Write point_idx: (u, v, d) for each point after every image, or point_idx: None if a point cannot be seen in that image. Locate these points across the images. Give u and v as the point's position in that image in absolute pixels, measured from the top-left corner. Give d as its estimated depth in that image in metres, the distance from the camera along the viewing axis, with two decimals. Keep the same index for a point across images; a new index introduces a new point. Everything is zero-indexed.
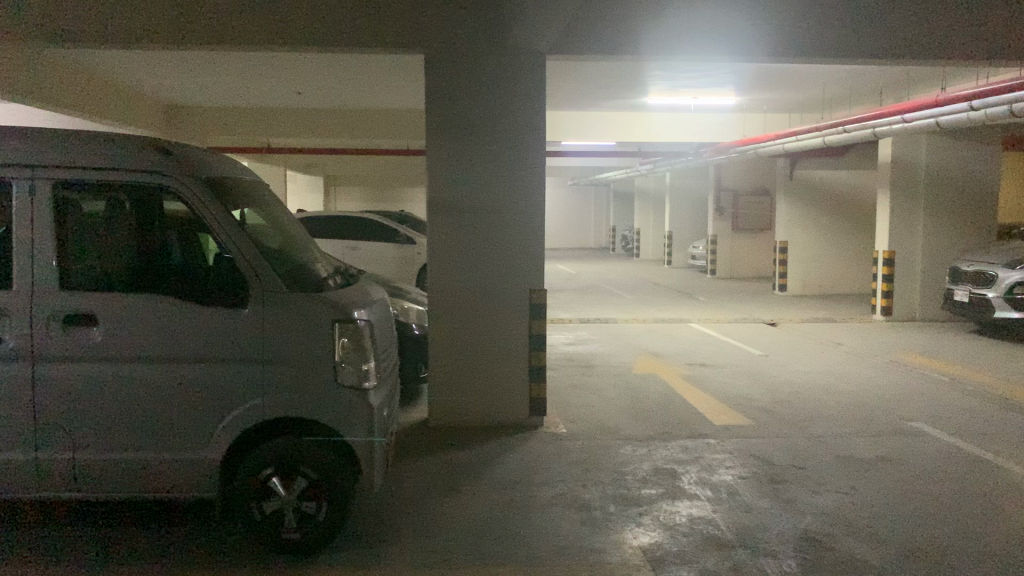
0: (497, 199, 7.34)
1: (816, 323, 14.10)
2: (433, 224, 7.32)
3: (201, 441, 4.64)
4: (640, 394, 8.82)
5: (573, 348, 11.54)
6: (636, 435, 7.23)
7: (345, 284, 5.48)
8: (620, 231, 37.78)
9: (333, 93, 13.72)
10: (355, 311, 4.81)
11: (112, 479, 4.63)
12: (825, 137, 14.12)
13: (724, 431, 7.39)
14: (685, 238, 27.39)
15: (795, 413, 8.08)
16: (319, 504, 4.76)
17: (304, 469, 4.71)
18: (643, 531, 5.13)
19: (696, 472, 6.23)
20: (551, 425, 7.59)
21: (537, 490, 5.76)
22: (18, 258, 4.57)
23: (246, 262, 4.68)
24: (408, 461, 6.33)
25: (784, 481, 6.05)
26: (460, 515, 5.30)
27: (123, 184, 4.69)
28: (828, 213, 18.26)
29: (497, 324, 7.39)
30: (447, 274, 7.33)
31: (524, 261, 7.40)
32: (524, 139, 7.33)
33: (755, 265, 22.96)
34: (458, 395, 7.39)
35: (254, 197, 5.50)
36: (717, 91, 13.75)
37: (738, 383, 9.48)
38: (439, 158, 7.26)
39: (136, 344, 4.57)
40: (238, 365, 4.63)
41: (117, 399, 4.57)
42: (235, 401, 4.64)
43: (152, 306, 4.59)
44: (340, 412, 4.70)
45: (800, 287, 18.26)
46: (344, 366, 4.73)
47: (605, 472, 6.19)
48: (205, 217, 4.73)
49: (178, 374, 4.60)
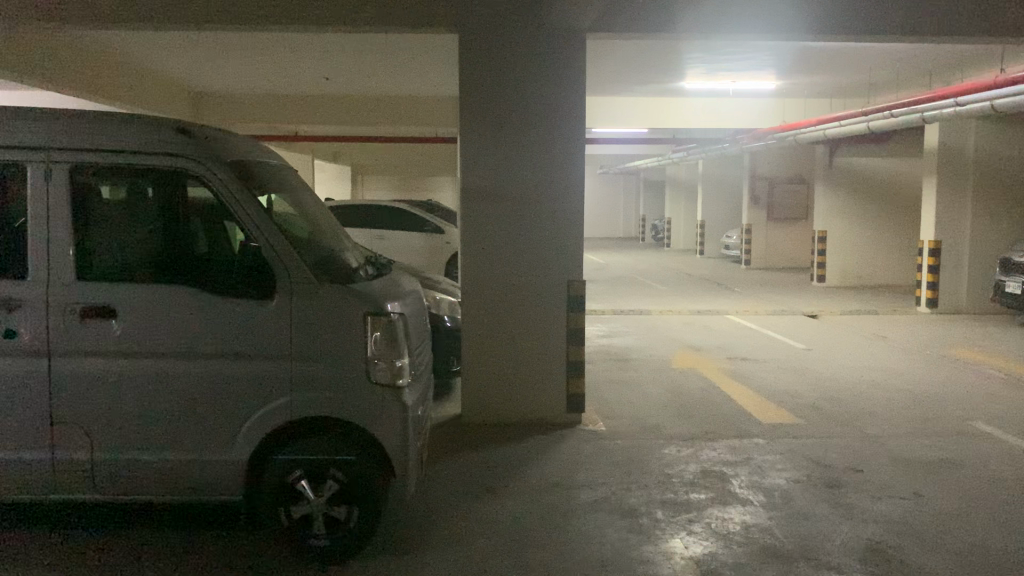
0: (535, 187, 7.01)
1: (859, 315, 13.62)
2: (466, 213, 7.00)
3: (226, 442, 4.37)
4: (682, 390, 8.46)
5: (608, 341, 11.18)
6: (680, 434, 6.88)
7: (376, 274, 5.19)
8: (650, 221, 37.26)
9: (360, 78, 13.45)
10: (388, 304, 4.50)
11: (131, 481, 4.37)
12: (870, 122, 13.60)
13: (772, 430, 7.01)
14: (718, 227, 26.86)
15: (846, 411, 7.68)
16: (350, 511, 4.47)
17: (334, 472, 4.41)
18: (694, 540, 4.80)
19: (746, 475, 5.88)
20: (589, 422, 7.26)
21: (579, 493, 5.45)
22: (33, 247, 4.30)
23: (274, 251, 4.39)
24: (442, 460, 6.03)
25: (841, 486, 5.68)
26: (498, 520, 5.00)
27: (144, 168, 4.41)
28: (869, 202, 17.69)
29: (533, 317, 7.06)
30: (480, 265, 7.01)
31: (563, 252, 7.06)
32: (565, 124, 6.99)
33: (791, 256, 22.43)
34: (492, 391, 7.08)
35: (280, 181, 5.21)
36: (758, 74, 13.28)
37: (783, 378, 9.08)
38: (473, 143, 6.94)
39: (157, 338, 4.30)
40: (266, 362, 4.35)
41: (139, 397, 4.31)
42: (262, 400, 4.36)
43: (176, 298, 4.32)
44: (373, 412, 4.39)
45: (838, 278, 17.75)
46: (377, 363, 4.42)
47: (650, 474, 5.86)
48: (232, 205, 4.44)
49: (202, 370, 4.33)
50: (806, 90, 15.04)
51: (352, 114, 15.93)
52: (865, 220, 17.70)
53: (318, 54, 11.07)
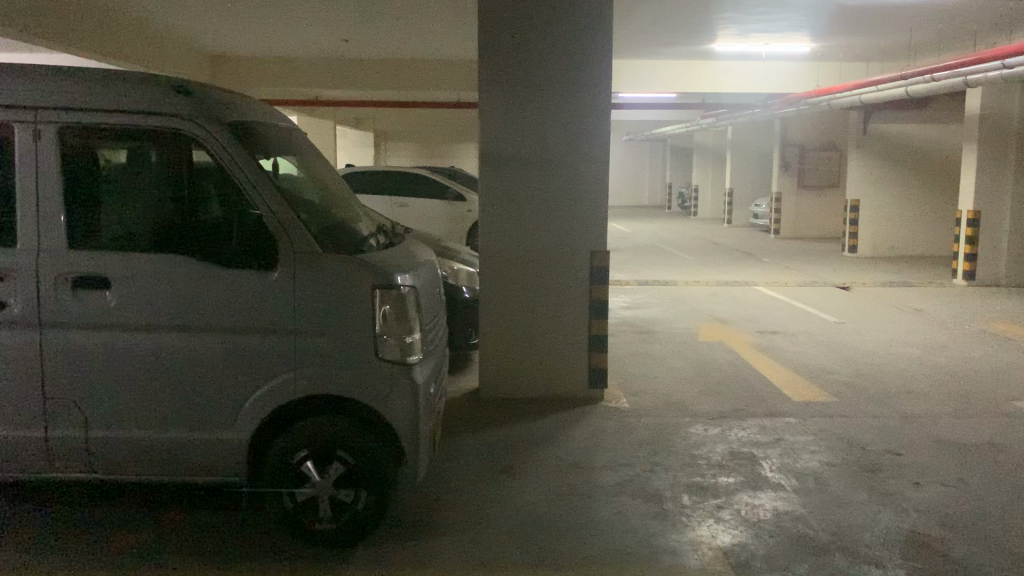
0: (557, 152, 6.67)
1: (893, 287, 13.17)
2: (485, 178, 6.68)
3: (227, 421, 4.14)
4: (709, 364, 8.14)
5: (632, 313, 10.87)
6: (707, 412, 6.57)
7: (388, 244, 4.90)
8: (677, 188, 36.66)
9: (379, 40, 13.07)
10: (398, 276, 4.21)
11: (128, 460, 4.15)
12: (909, 87, 13.04)
13: (805, 409, 6.69)
14: (746, 195, 26.30)
15: (882, 389, 7.32)
16: (358, 494, 4.24)
17: (341, 453, 4.18)
18: (722, 528, 4.51)
19: (778, 458, 5.57)
20: (612, 398, 6.97)
21: (601, 476, 5.17)
22: (22, 213, 4.06)
23: (276, 219, 4.12)
24: (456, 438, 5.79)
25: (879, 470, 5.36)
26: (514, 505, 4.74)
27: (141, 130, 4.14)
28: (904, 169, 17.11)
29: (554, 290, 6.76)
30: (499, 234, 6.71)
31: (586, 220, 6.73)
32: (590, 85, 6.62)
33: (821, 225, 21.87)
34: (511, 366, 6.81)
35: (288, 144, 4.92)
36: (792, 34, 12.74)
37: (814, 353, 8.72)
38: (492, 106, 6.61)
39: (153, 311, 4.05)
40: (268, 336, 4.10)
41: (134, 373, 4.08)
42: (264, 377, 4.11)
43: (173, 269, 4.07)
44: (382, 391, 4.13)
45: (871, 248, 17.24)
46: (385, 339, 4.14)
47: (676, 456, 5.57)
48: (232, 170, 4.16)
49: (202, 344, 4.09)
50: (842, 53, 14.46)
51: (371, 78, 15.59)
52: (900, 189, 17.15)
53: (334, 14, 10.71)
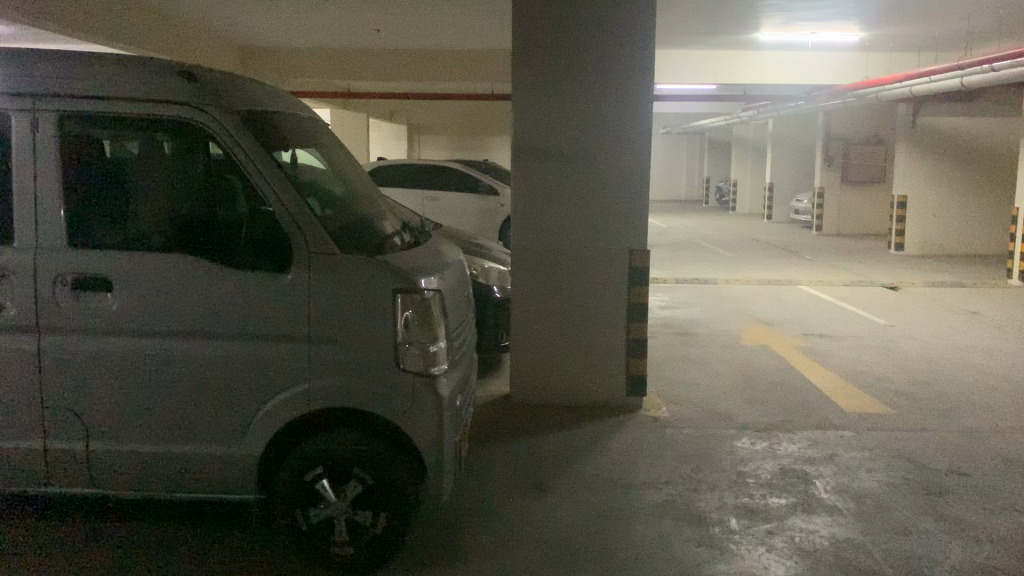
0: (596, 145, 6.28)
1: (943, 287, 12.59)
2: (518, 173, 6.31)
3: (237, 434, 3.82)
4: (753, 369, 7.71)
5: (670, 313, 10.45)
6: (752, 423, 6.16)
7: (413, 243, 4.55)
8: (714, 182, 35.96)
9: (412, 30, 12.74)
10: (423, 279, 3.86)
11: (131, 476, 3.86)
12: (964, 77, 12.43)
13: (858, 421, 6.25)
14: (786, 190, 25.64)
15: (941, 399, 6.84)
16: (377, 516, 3.90)
17: (357, 472, 3.84)
18: (774, 558, 4.12)
19: (833, 476, 5.15)
20: (651, 406, 6.58)
21: (641, 495, 4.80)
22: (19, 209, 3.76)
23: (290, 216, 3.79)
24: (484, 450, 5.44)
25: (945, 493, 4.91)
26: (546, 527, 4.38)
27: (148, 120, 3.83)
28: (954, 164, 16.44)
29: (591, 289, 6.37)
30: (532, 232, 6.34)
31: (625, 217, 6.32)
32: (630, 74, 6.21)
33: (865, 222, 21.19)
34: (545, 370, 6.45)
35: (307, 134, 4.59)
36: (840, 23, 12.19)
37: (864, 359, 8.25)
38: (526, 97, 6.23)
39: (158, 316, 3.75)
40: (281, 344, 3.77)
41: (139, 380, 3.78)
42: (277, 388, 3.79)
43: (181, 270, 3.76)
44: (403, 404, 3.78)
45: (918, 245, 16.58)
46: (407, 348, 3.79)
47: (721, 473, 5.18)
48: (244, 163, 3.84)
49: (210, 352, 3.77)
50: (893, 42, 13.86)
51: (403, 70, 15.28)
52: (950, 185, 16.47)
53: (365, 3, 10.40)
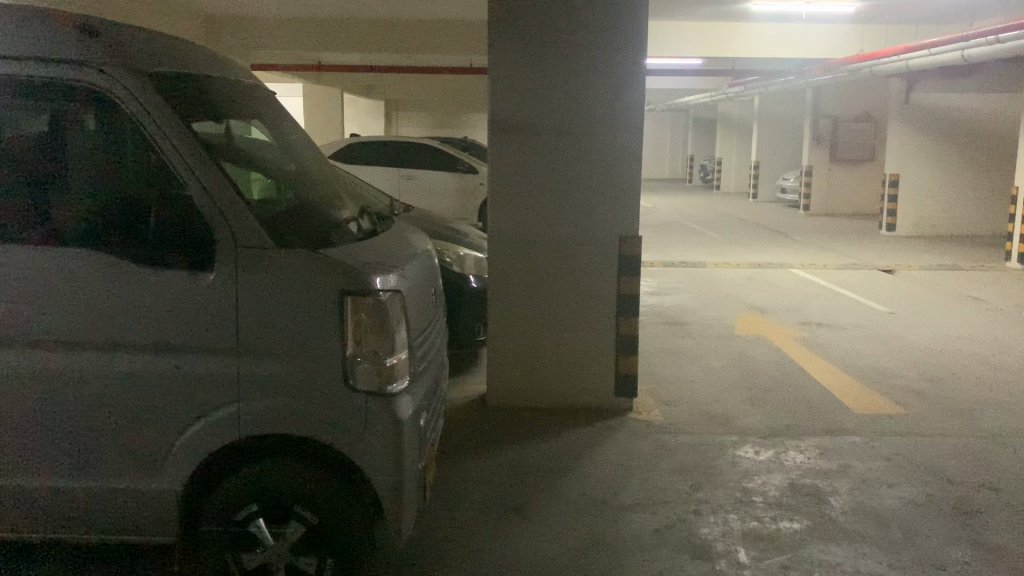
0: (584, 119, 5.61)
1: (942, 271, 12.08)
2: (495, 150, 5.63)
3: (156, 467, 3.16)
4: (751, 364, 7.13)
5: (659, 299, 9.86)
6: (755, 428, 5.58)
7: (373, 230, 3.89)
8: (698, 161, 35.44)
9: None
10: (378, 279, 3.17)
11: (32, 515, 3.20)
12: (965, 50, 11.86)
13: (870, 424, 5.68)
14: (773, 168, 25.11)
15: (955, 398, 6.28)
16: (322, 561, 3.27)
17: (298, 509, 3.21)
18: None
19: (849, 493, 4.57)
20: (642, 408, 5.97)
21: (633, 520, 4.19)
22: None
23: (212, 201, 3.11)
24: (455, 468, 4.82)
25: (976, 513, 4.35)
26: (525, 565, 3.77)
27: (36, 83, 3.12)
28: (948, 141, 15.92)
29: (577, 278, 5.73)
30: (511, 216, 5.68)
31: (615, 198, 5.67)
32: (622, 40, 5.54)
33: (855, 201, 20.68)
34: (525, 369, 5.82)
35: (244, 100, 3.88)
36: None
37: (868, 350, 7.68)
38: (505, 65, 5.55)
39: (52, 324, 3.07)
40: (201, 357, 3.11)
41: (27, 402, 3.09)
42: (198, 410, 3.12)
43: (79, 270, 3.07)
44: (353, 430, 3.13)
45: (909, 226, 16.10)
46: (358, 363, 3.14)
47: (724, 490, 4.58)
48: (155, 138, 3.13)
49: (118, 367, 3.10)
50: (889, 14, 13.27)
51: (375, 41, 14.46)
52: (942, 163, 15.98)
53: None
